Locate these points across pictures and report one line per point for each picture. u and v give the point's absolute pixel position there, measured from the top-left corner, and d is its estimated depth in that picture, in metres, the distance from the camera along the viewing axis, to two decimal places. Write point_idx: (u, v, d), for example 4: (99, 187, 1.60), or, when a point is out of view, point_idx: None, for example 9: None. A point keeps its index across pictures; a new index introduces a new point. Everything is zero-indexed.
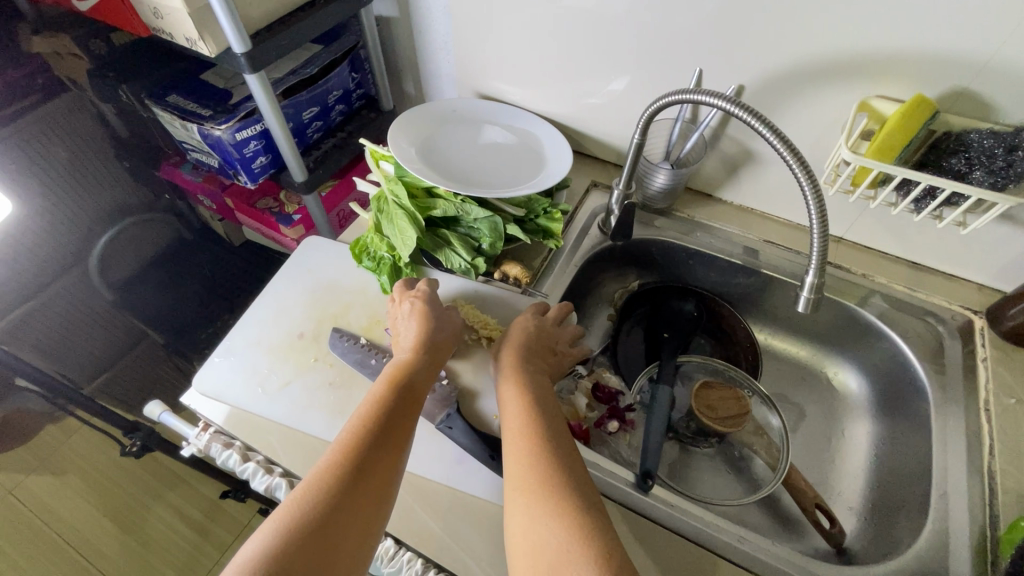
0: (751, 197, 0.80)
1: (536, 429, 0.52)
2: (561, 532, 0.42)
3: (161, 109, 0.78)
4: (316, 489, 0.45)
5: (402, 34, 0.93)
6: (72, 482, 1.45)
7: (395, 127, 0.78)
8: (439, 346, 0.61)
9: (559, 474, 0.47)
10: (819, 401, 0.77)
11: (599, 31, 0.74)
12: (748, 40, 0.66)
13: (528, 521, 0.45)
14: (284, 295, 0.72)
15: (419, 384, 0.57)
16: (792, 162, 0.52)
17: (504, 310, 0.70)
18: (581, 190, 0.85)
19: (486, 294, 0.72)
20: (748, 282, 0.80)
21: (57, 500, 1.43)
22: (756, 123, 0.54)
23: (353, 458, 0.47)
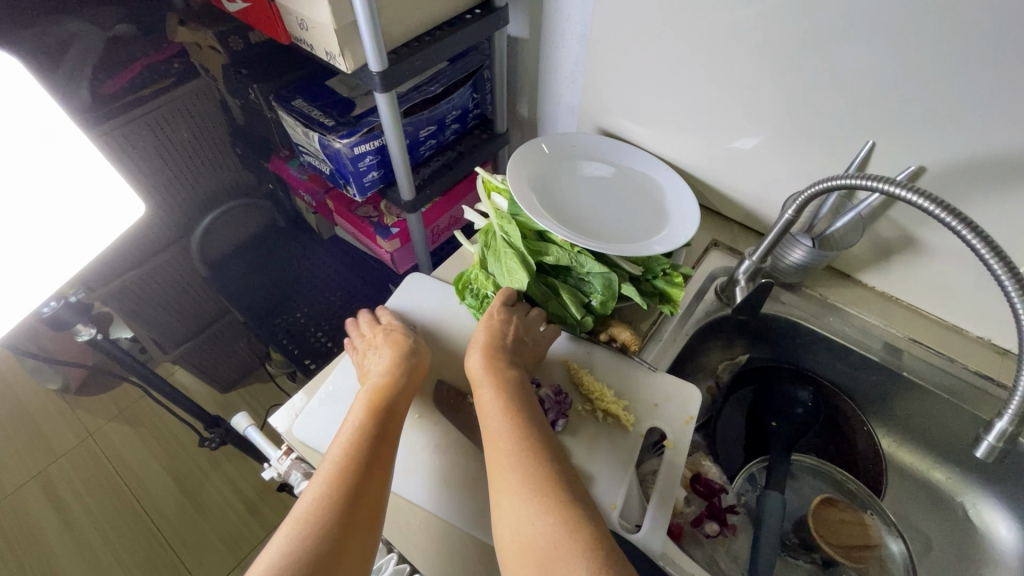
0: (902, 288, 0.69)
1: (506, 429, 0.52)
2: (551, 528, 0.44)
3: (286, 114, 0.79)
4: (311, 519, 0.47)
5: (528, 56, 0.89)
6: (144, 436, 1.54)
7: (513, 162, 0.73)
8: (414, 365, 0.62)
9: (539, 472, 0.49)
10: (955, 539, 0.65)
11: (755, 83, 0.66)
12: (944, 118, 0.56)
13: (511, 519, 0.47)
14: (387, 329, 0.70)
15: (398, 402, 0.58)
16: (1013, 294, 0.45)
17: (620, 379, 0.65)
18: (700, 248, 0.78)
19: (598, 358, 0.66)
20: (882, 382, 0.70)
21: (129, 451, 1.52)
22: (943, 216, 0.46)
23: (342, 483, 0.49)
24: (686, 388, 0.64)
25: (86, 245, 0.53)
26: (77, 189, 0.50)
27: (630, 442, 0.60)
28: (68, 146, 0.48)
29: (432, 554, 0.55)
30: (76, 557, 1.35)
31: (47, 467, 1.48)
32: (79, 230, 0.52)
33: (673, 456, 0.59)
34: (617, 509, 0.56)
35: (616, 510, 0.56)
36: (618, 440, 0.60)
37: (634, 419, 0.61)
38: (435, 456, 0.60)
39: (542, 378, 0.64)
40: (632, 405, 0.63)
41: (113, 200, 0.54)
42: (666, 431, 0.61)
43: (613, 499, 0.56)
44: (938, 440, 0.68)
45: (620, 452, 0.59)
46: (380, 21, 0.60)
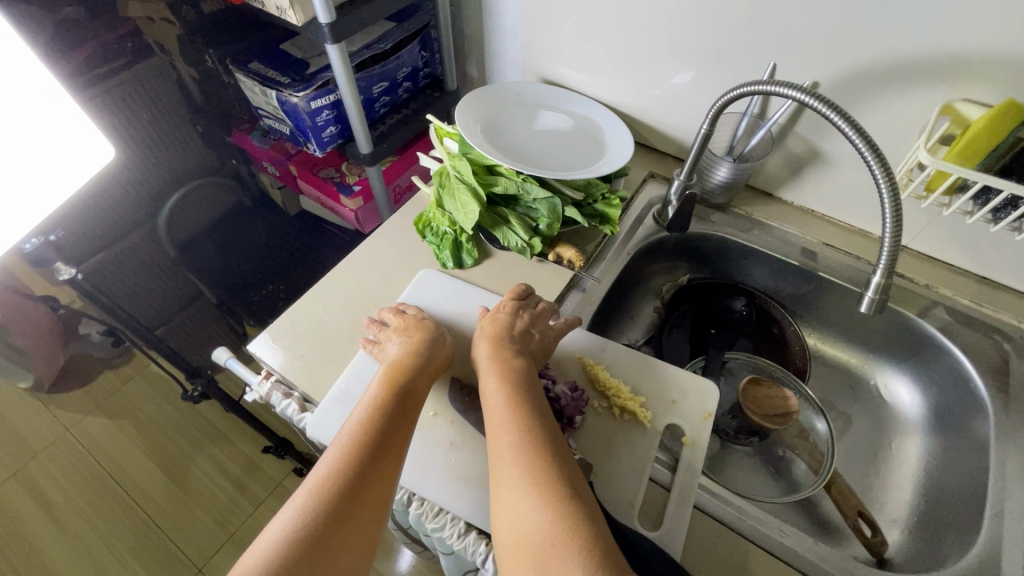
0: (814, 199, 0.78)
1: (512, 420, 0.52)
2: (549, 520, 0.44)
3: (243, 76, 0.83)
4: (318, 498, 0.46)
5: (472, 16, 0.95)
6: (124, 427, 1.55)
7: (461, 107, 0.79)
8: (433, 352, 0.60)
9: (542, 467, 0.48)
10: (868, 412, 0.75)
11: (672, 20, 0.73)
12: (829, 37, 0.64)
13: (511, 511, 0.46)
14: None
15: (419, 387, 0.57)
16: (873, 164, 0.50)
17: (635, 376, 0.66)
18: (638, 179, 0.85)
19: (613, 356, 0.67)
20: (802, 285, 0.79)
21: (109, 442, 1.52)
22: (834, 116, 0.53)
23: (352, 463, 0.49)
24: (703, 384, 0.65)
25: (58, 188, 0.57)
26: (49, 134, 0.54)
27: (648, 439, 0.60)
28: (41, 91, 0.52)
29: (426, 485, 0.57)
30: (64, 546, 1.36)
31: (27, 462, 1.48)
32: (51, 173, 0.56)
33: (692, 454, 0.59)
34: (638, 506, 0.56)
35: (636, 508, 0.55)
36: (637, 439, 0.60)
37: (651, 415, 0.62)
38: (451, 449, 0.59)
39: (557, 375, 0.65)
40: (649, 401, 0.64)
41: (83, 147, 0.58)
42: (683, 429, 0.62)
43: (632, 497, 0.56)
44: (854, 331, 0.77)
45: (640, 451, 0.60)
46: None
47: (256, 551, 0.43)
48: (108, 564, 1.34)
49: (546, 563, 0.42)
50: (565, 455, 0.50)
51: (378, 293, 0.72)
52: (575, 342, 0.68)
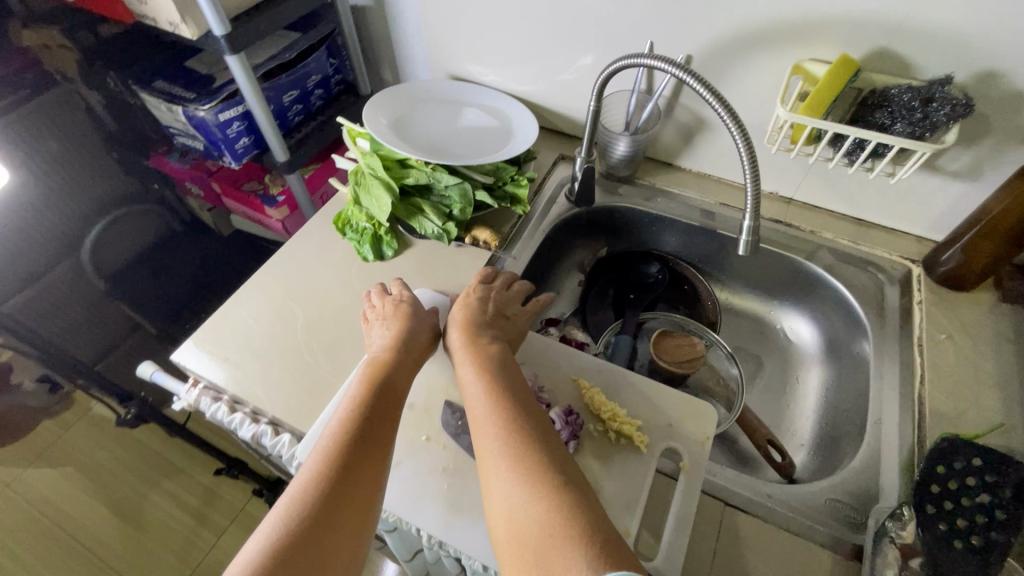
0: (708, 163, 0.84)
1: (496, 410, 0.51)
2: (542, 507, 0.43)
3: (149, 96, 0.83)
4: (303, 496, 0.45)
5: (377, 22, 0.98)
6: (69, 474, 1.49)
7: (369, 107, 0.82)
8: (415, 342, 0.61)
9: (530, 454, 0.47)
10: (775, 352, 0.81)
11: (559, 10, 0.78)
12: (694, 13, 0.70)
13: (502, 497, 0.45)
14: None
15: (399, 379, 0.57)
16: (733, 131, 0.56)
17: (635, 396, 0.61)
18: (549, 162, 0.90)
19: (612, 377, 0.63)
20: (705, 244, 0.85)
21: (53, 491, 1.45)
22: (693, 82, 0.58)
23: (336, 459, 0.48)
24: (702, 404, 0.60)
25: None
26: None
27: (644, 466, 0.56)
28: None
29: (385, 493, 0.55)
30: None
31: None
32: None
33: (689, 478, 0.55)
34: (632, 536, 0.52)
35: (631, 537, 0.52)
36: (632, 463, 0.57)
37: (648, 438, 0.58)
38: (445, 475, 0.57)
39: (552, 399, 0.61)
40: (647, 424, 0.59)
41: None
42: (681, 453, 0.57)
43: (627, 524, 0.53)
44: (756, 278, 0.84)
45: (636, 477, 0.56)
46: None
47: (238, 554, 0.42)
48: None
49: (542, 548, 0.41)
50: (551, 437, 0.50)
51: (303, 293, 0.74)
52: (573, 360, 0.65)
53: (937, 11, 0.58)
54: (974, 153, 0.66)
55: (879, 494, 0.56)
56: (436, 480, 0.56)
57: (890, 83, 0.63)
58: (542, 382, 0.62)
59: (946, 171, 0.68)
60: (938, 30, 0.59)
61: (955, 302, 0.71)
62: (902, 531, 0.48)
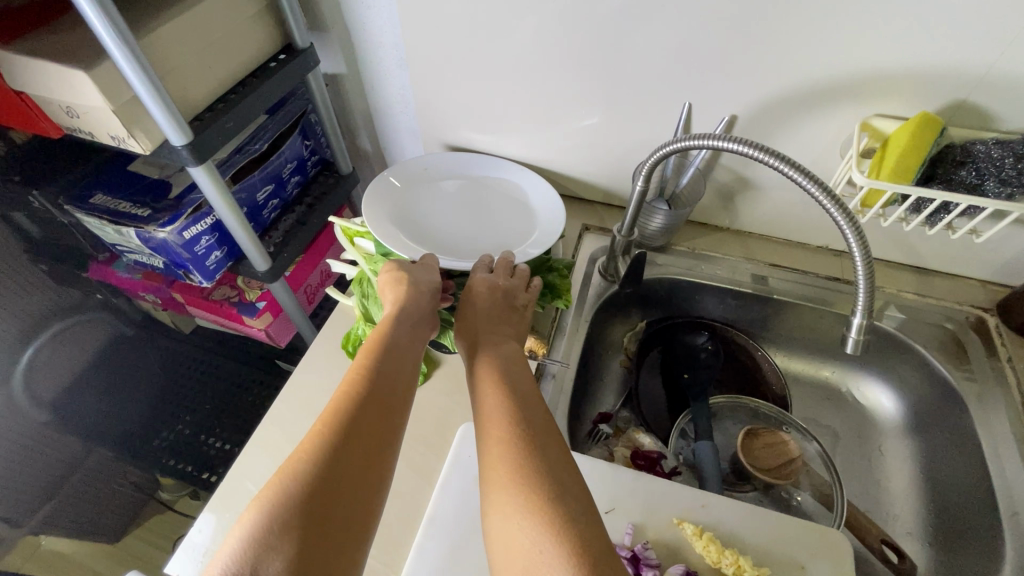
0: (749, 223, 0.77)
1: (504, 405, 0.45)
2: (540, 519, 0.36)
3: (86, 215, 0.67)
4: (308, 456, 0.39)
5: (353, 90, 0.86)
6: None
7: (369, 218, 0.69)
8: (419, 315, 0.56)
9: (533, 456, 0.40)
10: (850, 421, 0.74)
11: (575, 72, 0.69)
12: (739, 72, 0.62)
13: (497, 500, 0.39)
14: (453, 514, 0.54)
15: (404, 351, 0.51)
16: (831, 209, 0.48)
17: (752, 534, 0.52)
18: (574, 236, 0.80)
19: (720, 513, 0.53)
20: (759, 310, 0.77)
21: None
22: (777, 163, 0.49)
23: (343, 423, 0.42)
24: (829, 532, 0.52)
25: None
26: None
27: None
28: None
29: None
30: None
31: None
32: None
33: None
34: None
35: None
36: None
37: None
38: None
39: (661, 556, 0.51)
40: (775, 570, 0.50)
41: None
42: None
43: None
44: (816, 339, 0.76)
45: None
46: (166, 88, 0.52)
47: (247, 505, 0.36)
48: None
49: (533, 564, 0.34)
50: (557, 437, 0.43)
51: None
52: (667, 495, 0.54)
53: None
54: None
55: None
56: None
57: (970, 138, 0.57)
58: (642, 534, 0.52)
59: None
60: None
61: None
62: None
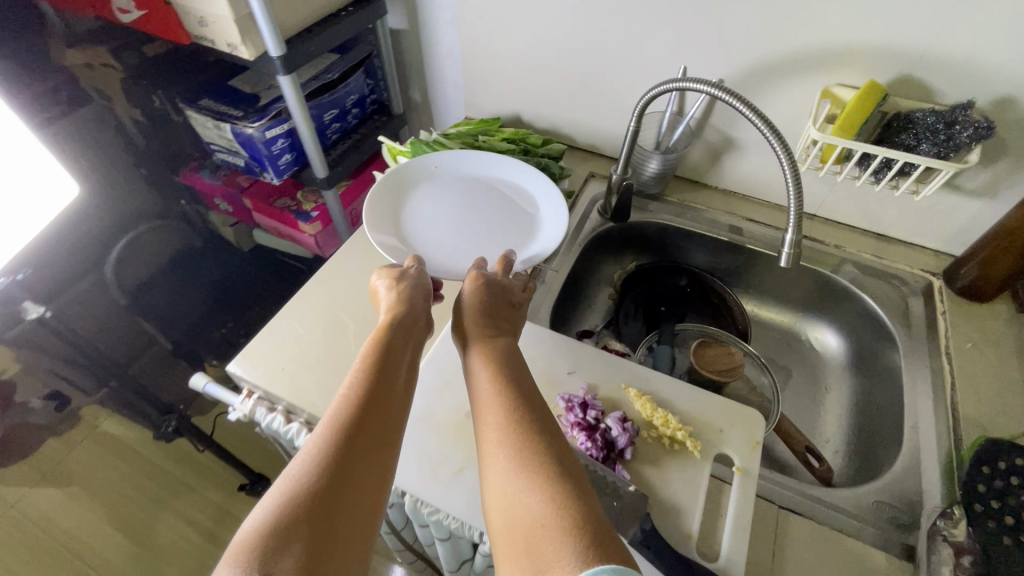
0: (733, 182, 0.88)
1: (498, 398, 0.48)
2: (542, 497, 0.39)
3: (195, 113, 0.85)
4: (313, 460, 0.40)
5: (410, 44, 1.02)
6: (76, 494, 1.45)
7: (372, 233, 0.70)
8: (417, 318, 0.58)
9: (529, 445, 0.44)
10: (802, 362, 0.85)
11: (593, 36, 0.82)
12: (726, 42, 0.75)
13: (501, 490, 0.42)
14: (446, 359, 0.68)
15: (403, 352, 0.53)
16: (772, 138, 0.61)
17: (684, 402, 0.63)
18: (580, 179, 0.94)
19: (662, 386, 0.65)
20: (734, 258, 0.88)
21: (61, 514, 1.42)
22: (738, 103, 0.63)
23: (347, 427, 0.43)
24: (749, 411, 0.63)
25: (25, 227, 0.59)
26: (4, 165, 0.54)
27: (700, 470, 0.58)
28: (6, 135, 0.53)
29: (451, 498, 0.57)
30: None
31: None
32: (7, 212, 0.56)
33: (746, 481, 0.57)
34: (696, 537, 0.54)
35: (695, 539, 0.53)
36: (690, 468, 0.58)
37: (701, 444, 0.60)
38: None
39: (605, 407, 0.63)
40: (698, 429, 0.61)
41: (48, 185, 0.60)
42: (734, 458, 0.59)
43: (688, 527, 0.54)
44: (784, 290, 0.88)
45: (692, 480, 0.57)
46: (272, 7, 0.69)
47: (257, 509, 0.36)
48: None
49: (540, 545, 0.37)
50: (553, 427, 0.46)
51: (350, 305, 0.75)
52: (620, 368, 0.67)
53: (957, 42, 0.63)
54: (992, 172, 0.70)
55: (922, 495, 0.58)
56: None
57: (913, 107, 0.68)
58: (594, 390, 0.64)
59: (965, 189, 0.72)
60: (958, 58, 0.64)
61: (975, 312, 0.74)
62: (953, 529, 0.52)
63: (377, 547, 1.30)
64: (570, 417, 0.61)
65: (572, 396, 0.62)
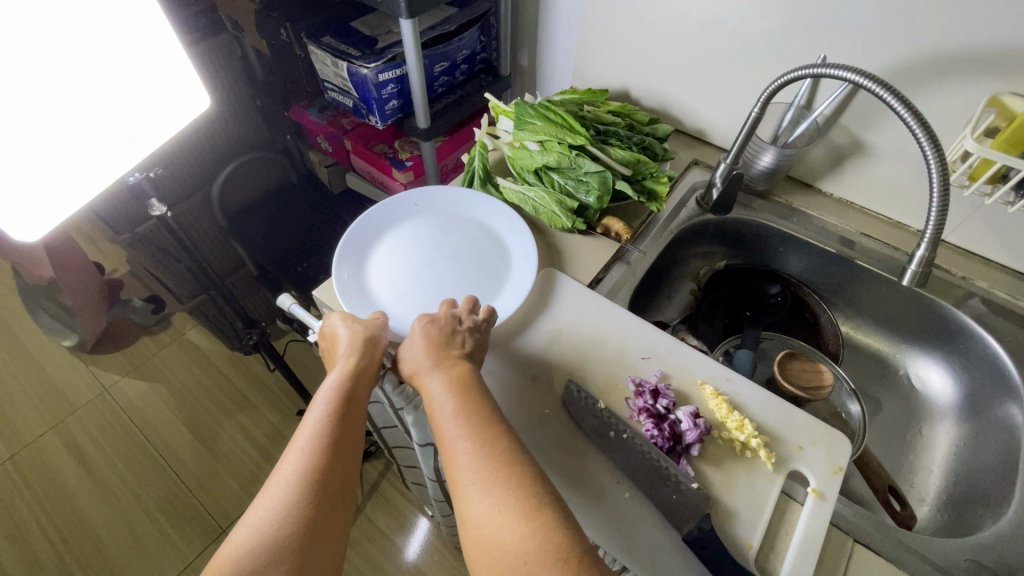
0: (854, 191, 0.81)
1: (462, 432, 0.49)
2: (519, 534, 0.42)
3: (317, 49, 0.89)
4: (263, 545, 0.43)
5: (529, 6, 1.00)
6: (157, 389, 1.61)
7: (339, 289, 0.67)
8: (371, 364, 0.57)
9: (496, 479, 0.46)
10: (897, 397, 0.77)
11: (726, 12, 0.77)
12: (881, 32, 0.67)
13: (473, 532, 0.44)
14: (520, 321, 0.67)
15: (355, 402, 0.54)
16: (920, 135, 0.53)
17: (763, 411, 0.59)
18: (683, 164, 0.89)
19: (740, 389, 0.61)
20: (839, 273, 0.81)
21: (144, 404, 1.58)
22: (886, 95, 0.55)
23: (300, 502, 0.46)
24: (834, 434, 0.58)
25: (156, 130, 0.62)
26: (147, 68, 0.58)
27: (770, 483, 0.55)
28: (157, 41, 0.57)
29: None
30: (102, 505, 1.41)
31: (66, 418, 1.55)
32: (143, 113, 0.60)
33: (819, 506, 0.53)
34: (755, 550, 0.51)
35: (754, 551, 0.51)
36: (759, 478, 0.55)
37: (775, 457, 0.56)
38: (562, 453, 0.57)
39: (678, 399, 0.60)
40: (775, 441, 0.57)
41: (187, 97, 0.64)
42: (810, 478, 0.55)
43: (750, 538, 0.51)
44: (888, 318, 0.79)
45: (762, 492, 0.54)
46: None
47: None
48: (136, 517, 1.39)
49: None
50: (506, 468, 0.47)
51: None
52: (697, 363, 0.63)
53: None
54: None
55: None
56: (556, 458, 0.56)
57: None
58: (667, 380, 0.62)
59: None
60: None
61: None
62: None
63: (410, 494, 1.33)
64: (639, 401, 0.59)
65: (644, 382, 0.61)
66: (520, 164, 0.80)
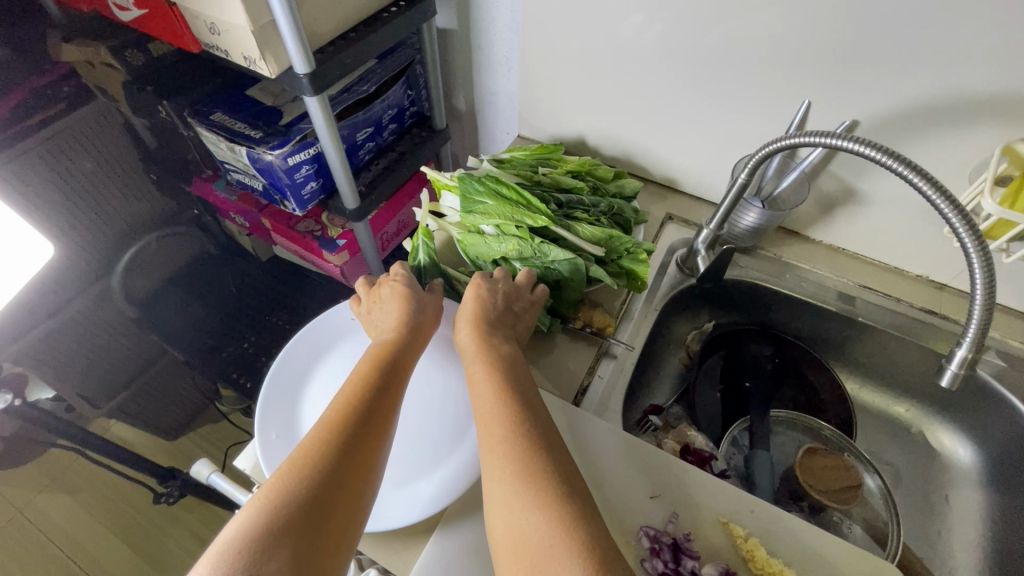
0: (847, 239, 0.73)
1: (508, 409, 0.44)
2: (547, 518, 0.37)
3: (206, 130, 0.73)
4: (297, 467, 0.40)
5: (460, 47, 0.87)
6: (71, 499, 1.30)
7: (267, 462, 0.52)
8: (422, 329, 0.55)
9: (536, 458, 0.41)
10: (916, 463, 0.70)
11: (691, 53, 0.66)
12: (876, 74, 0.58)
13: (504, 514, 0.39)
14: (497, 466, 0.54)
15: (403, 361, 0.51)
16: (946, 210, 0.45)
17: (800, 550, 0.50)
18: (656, 222, 0.79)
19: (767, 521, 0.52)
20: (840, 330, 0.73)
21: (59, 514, 1.27)
22: (899, 168, 0.46)
23: (336, 443, 0.42)
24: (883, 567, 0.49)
25: None
26: None
27: None
28: None
29: None
30: None
31: None
32: None
33: None
34: None
35: None
36: None
37: None
38: None
39: (701, 551, 0.50)
40: None
41: (14, 246, 0.48)
42: None
43: None
44: (894, 374, 0.73)
45: None
46: (299, 16, 0.55)
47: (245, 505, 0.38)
48: None
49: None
50: (557, 446, 0.43)
51: None
52: (713, 492, 0.53)
53: None
54: None
55: None
56: None
57: None
58: (683, 524, 0.51)
59: None
60: None
61: None
62: None
63: None
64: (657, 564, 0.48)
65: (659, 535, 0.50)
66: (474, 254, 0.67)
